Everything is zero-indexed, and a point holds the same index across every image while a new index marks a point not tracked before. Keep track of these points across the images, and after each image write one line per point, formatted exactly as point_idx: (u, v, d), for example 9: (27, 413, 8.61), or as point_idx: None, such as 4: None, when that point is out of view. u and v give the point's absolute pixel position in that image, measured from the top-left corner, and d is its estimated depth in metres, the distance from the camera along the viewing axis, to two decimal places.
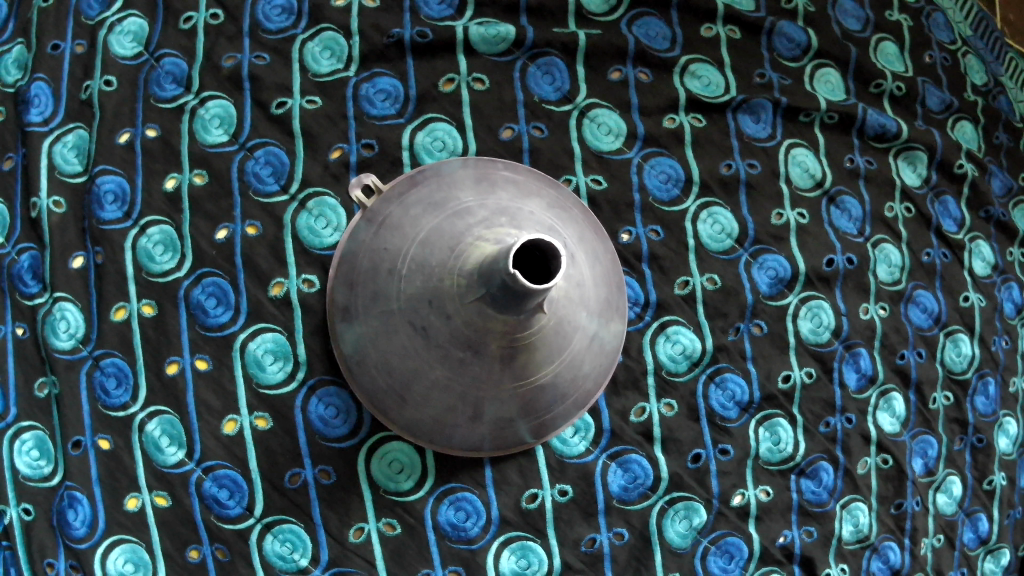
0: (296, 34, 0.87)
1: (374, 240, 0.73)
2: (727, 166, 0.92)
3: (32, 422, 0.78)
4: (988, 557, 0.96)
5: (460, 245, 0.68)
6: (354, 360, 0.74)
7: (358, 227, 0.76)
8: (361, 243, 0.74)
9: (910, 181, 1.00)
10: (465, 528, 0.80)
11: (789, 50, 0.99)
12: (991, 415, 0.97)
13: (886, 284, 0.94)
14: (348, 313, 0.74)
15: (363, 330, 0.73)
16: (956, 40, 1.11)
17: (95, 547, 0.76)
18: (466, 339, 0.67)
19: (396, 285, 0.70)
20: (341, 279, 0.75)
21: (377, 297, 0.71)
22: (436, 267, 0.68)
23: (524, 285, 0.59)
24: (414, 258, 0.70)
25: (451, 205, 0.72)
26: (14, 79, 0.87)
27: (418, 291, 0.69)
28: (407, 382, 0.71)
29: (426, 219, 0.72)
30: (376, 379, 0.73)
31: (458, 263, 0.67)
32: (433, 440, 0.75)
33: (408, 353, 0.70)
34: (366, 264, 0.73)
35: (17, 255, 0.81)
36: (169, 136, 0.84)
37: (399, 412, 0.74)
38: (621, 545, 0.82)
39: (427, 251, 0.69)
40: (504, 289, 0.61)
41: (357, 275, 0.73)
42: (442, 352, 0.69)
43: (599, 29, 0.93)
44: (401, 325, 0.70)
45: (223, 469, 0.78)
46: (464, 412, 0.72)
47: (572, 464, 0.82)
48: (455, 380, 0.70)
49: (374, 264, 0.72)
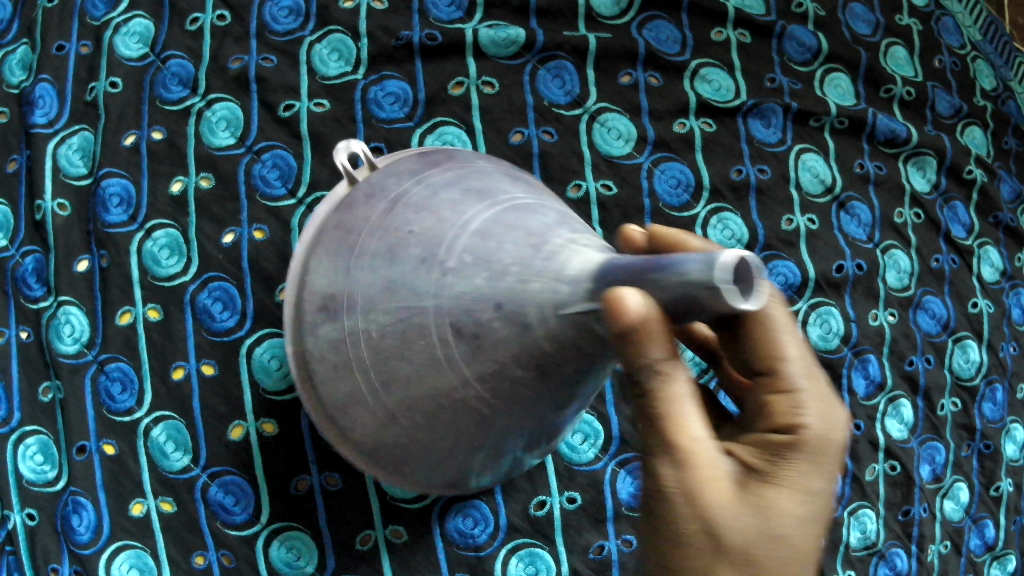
0: (303, 36, 0.87)
1: (386, 216, 0.58)
2: (738, 171, 0.91)
3: (36, 426, 0.77)
4: (994, 563, 0.95)
5: (548, 242, 0.51)
6: (320, 365, 0.60)
7: (348, 194, 0.64)
8: (358, 214, 0.60)
9: (919, 186, 1.00)
10: (473, 535, 0.77)
11: (799, 54, 0.99)
12: (998, 422, 0.97)
13: (895, 290, 0.94)
14: (317, 307, 0.59)
15: (337, 331, 0.58)
16: (965, 45, 1.11)
17: (100, 552, 0.74)
18: (538, 363, 0.50)
19: (435, 279, 0.53)
20: (322, 256, 0.61)
21: (379, 291, 0.55)
22: (515, 263, 0.51)
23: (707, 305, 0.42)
24: (469, 249, 0.53)
25: (500, 195, 0.58)
26: (19, 80, 0.87)
27: (481, 291, 0.51)
28: (390, 409, 0.57)
29: (471, 205, 0.56)
30: (342, 394, 0.60)
31: (550, 262, 0.50)
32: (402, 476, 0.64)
33: (409, 370, 0.54)
34: (366, 244, 0.58)
35: (22, 258, 0.81)
36: (175, 138, 0.83)
37: (361, 439, 0.62)
38: (630, 552, 0.79)
39: (497, 243, 0.52)
40: (671, 301, 0.43)
41: (348, 257, 0.58)
42: (493, 375, 0.52)
43: (609, 32, 0.93)
44: (411, 337, 0.53)
45: (230, 474, 0.76)
46: (445, 456, 0.59)
47: (581, 471, 0.80)
48: (462, 417, 0.55)
49: (389, 248, 0.56)
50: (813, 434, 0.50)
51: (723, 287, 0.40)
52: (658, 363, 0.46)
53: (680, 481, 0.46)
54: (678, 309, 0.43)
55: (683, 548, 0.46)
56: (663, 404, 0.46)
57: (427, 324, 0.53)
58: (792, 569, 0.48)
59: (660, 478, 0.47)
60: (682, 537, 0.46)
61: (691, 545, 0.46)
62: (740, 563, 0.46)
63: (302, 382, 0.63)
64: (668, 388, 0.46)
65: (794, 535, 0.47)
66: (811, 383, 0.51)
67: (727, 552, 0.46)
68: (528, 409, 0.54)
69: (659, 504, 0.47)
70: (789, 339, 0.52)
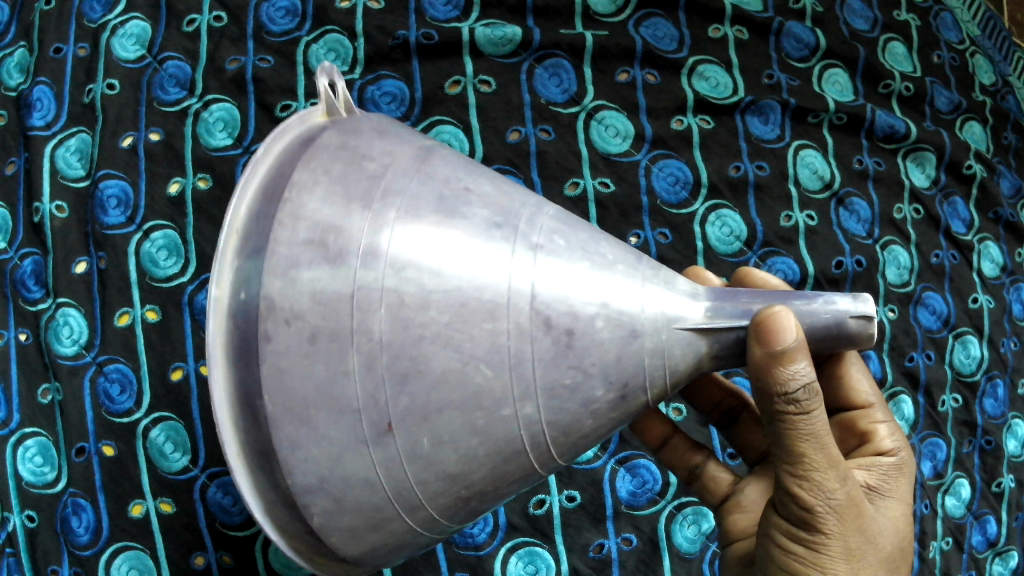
0: (300, 36, 0.88)
1: (422, 163, 0.46)
2: (735, 168, 0.91)
3: (35, 428, 0.77)
4: (997, 560, 0.92)
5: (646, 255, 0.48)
6: (281, 332, 0.42)
7: (351, 120, 0.50)
8: (377, 148, 0.46)
9: (918, 182, 1.00)
10: (473, 534, 0.76)
11: (797, 50, 1.00)
12: (1000, 418, 0.95)
13: (895, 286, 0.93)
14: (304, 251, 0.42)
15: (339, 289, 0.41)
16: (964, 40, 1.11)
17: (100, 554, 0.74)
18: (625, 380, 0.44)
19: (524, 253, 0.43)
20: (322, 180, 0.45)
21: (422, 249, 0.42)
22: (620, 264, 0.46)
23: (845, 340, 0.46)
24: (555, 232, 0.45)
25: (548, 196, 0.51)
26: (17, 83, 0.88)
27: (585, 283, 0.44)
28: (387, 420, 0.42)
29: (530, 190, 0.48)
30: (305, 386, 0.42)
31: (659, 274, 0.46)
32: (306, 527, 0.47)
33: (447, 360, 0.41)
34: (397, 185, 0.44)
35: (20, 260, 0.81)
36: (172, 139, 0.83)
37: (294, 460, 0.44)
38: (630, 551, 0.78)
39: (591, 237, 0.47)
40: (808, 330, 0.46)
41: (372, 194, 0.44)
42: (564, 388, 0.43)
43: (606, 30, 0.93)
44: (471, 315, 0.42)
45: (229, 475, 0.76)
46: (407, 513, 0.46)
47: (581, 469, 0.80)
48: (482, 447, 0.44)
49: (441, 200, 0.44)
50: (906, 457, 0.60)
51: (866, 318, 0.45)
52: (809, 388, 0.47)
53: (844, 495, 0.51)
54: (814, 341, 0.47)
55: (848, 556, 0.52)
56: (813, 427, 0.49)
57: (504, 303, 0.42)
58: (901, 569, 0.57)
59: (825, 495, 0.50)
60: (843, 545, 0.52)
61: (853, 552, 0.53)
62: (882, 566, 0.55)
63: (231, 353, 0.44)
64: (815, 412, 0.48)
65: (904, 540, 0.57)
66: (886, 416, 0.62)
67: (878, 556, 0.54)
68: (575, 440, 0.46)
69: (823, 519, 0.51)
70: (865, 384, 0.63)
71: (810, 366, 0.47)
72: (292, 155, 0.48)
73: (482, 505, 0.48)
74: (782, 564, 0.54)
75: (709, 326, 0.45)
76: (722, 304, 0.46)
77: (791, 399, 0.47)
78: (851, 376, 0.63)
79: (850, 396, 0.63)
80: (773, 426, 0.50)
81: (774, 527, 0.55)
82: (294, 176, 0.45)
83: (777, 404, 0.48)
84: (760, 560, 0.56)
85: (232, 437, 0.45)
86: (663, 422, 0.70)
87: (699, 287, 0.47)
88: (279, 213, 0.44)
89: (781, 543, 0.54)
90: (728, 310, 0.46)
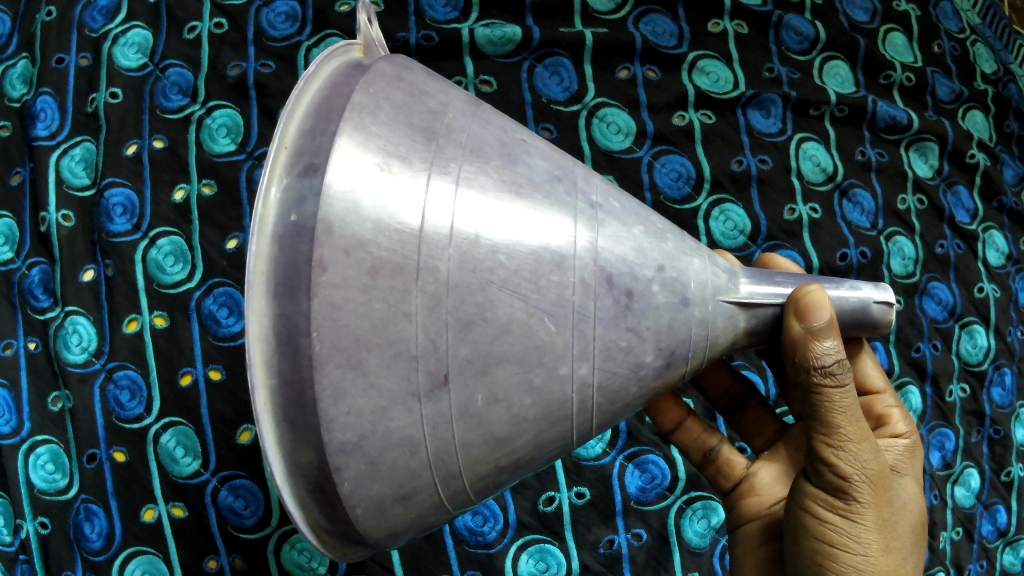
0: (301, 40, 0.90)
1: (476, 107, 0.46)
2: (738, 162, 0.91)
3: (46, 435, 0.78)
4: (1008, 549, 0.91)
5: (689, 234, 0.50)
6: (338, 261, 0.39)
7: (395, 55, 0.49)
8: (432, 86, 0.46)
9: (921, 172, 1.00)
10: (482, 532, 0.77)
11: (797, 43, 1.00)
12: (1007, 407, 0.95)
13: (900, 277, 0.93)
14: (369, 177, 0.40)
15: (404, 222, 0.39)
16: (964, 29, 1.12)
17: (113, 559, 0.75)
18: (673, 347, 0.46)
19: (585, 209, 0.45)
20: (383, 105, 0.43)
21: (488, 192, 0.42)
22: (670, 235, 0.48)
23: (864, 326, 0.51)
24: (605, 199, 0.47)
25: None
26: (21, 93, 0.89)
27: (643, 248, 0.45)
28: (445, 370, 0.40)
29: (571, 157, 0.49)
30: (360, 326, 0.39)
31: (703, 250, 0.49)
32: (325, 498, 0.43)
33: (514, 309, 0.41)
34: (459, 123, 0.44)
35: (28, 270, 0.82)
36: (175, 146, 0.84)
37: (334, 415, 0.40)
38: (639, 546, 0.79)
39: (641, 206, 0.49)
40: (836, 310, 0.50)
41: (436, 129, 0.43)
42: (619, 350, 0.44)
43: (605, 27, 0.94)
44: (538, 264, 0.41)
45: (239, 479, 0.76)
46: (442, 484, 0.44)
47: (589, 465, 0.80)
48: (534, 407, 0.43)
49: (505, 149, 0.45)
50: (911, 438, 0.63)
51: (888, 305, 0.50)
52: (842, 363, 0.51)
53: (875, 465, 0.53)
54: (839, 324, 0.51)
55: (878, 528, 0.54)
56: (843, 402, 0.51)
57: (570, 253, 0.42)
58: (920, 542, 0.58)
59: (861, 464, 0.52)
60: (872, 518, 0.53)
61: (882, 525, 0.54)
62: (907, 538, 0.56)
63: (272, 283, 0.40)
64: (846, 386, 0.51)
65: (919, 514, 0.59)
66: (898, 402, 0.65)
67: (902, 531, 0.56)
68: (617, 408, 0.47)
69: (857, 487, 0.52)
70: (876, 372, 0.65)
71: (838, 344, 0.50)
72: (343, 77, 0.46)
73: (506, 481, 0.48)
74: (818, 535, 0.54)
75: (748, 301, 0.49)
76: (758, 284, 0.50)
77: (826, 372, 0.50)
78: (862, 366, 0.65)
79: (864, 382, 0.65)
80: (808, 400, 0.52)
81: (808, 499, 0.55)
82: (349, 96, 0.43)
83: (814, 378, 0.51)
84: (791, 535, 0.57)
85: (262, 381, 0.40)
86: (678, 405, 0.70)
87: (736, 266, 0.51)
88: (336, 128, 0.41)
89: (816, 513, 0.54)
90: (766, 288, 0.50)
